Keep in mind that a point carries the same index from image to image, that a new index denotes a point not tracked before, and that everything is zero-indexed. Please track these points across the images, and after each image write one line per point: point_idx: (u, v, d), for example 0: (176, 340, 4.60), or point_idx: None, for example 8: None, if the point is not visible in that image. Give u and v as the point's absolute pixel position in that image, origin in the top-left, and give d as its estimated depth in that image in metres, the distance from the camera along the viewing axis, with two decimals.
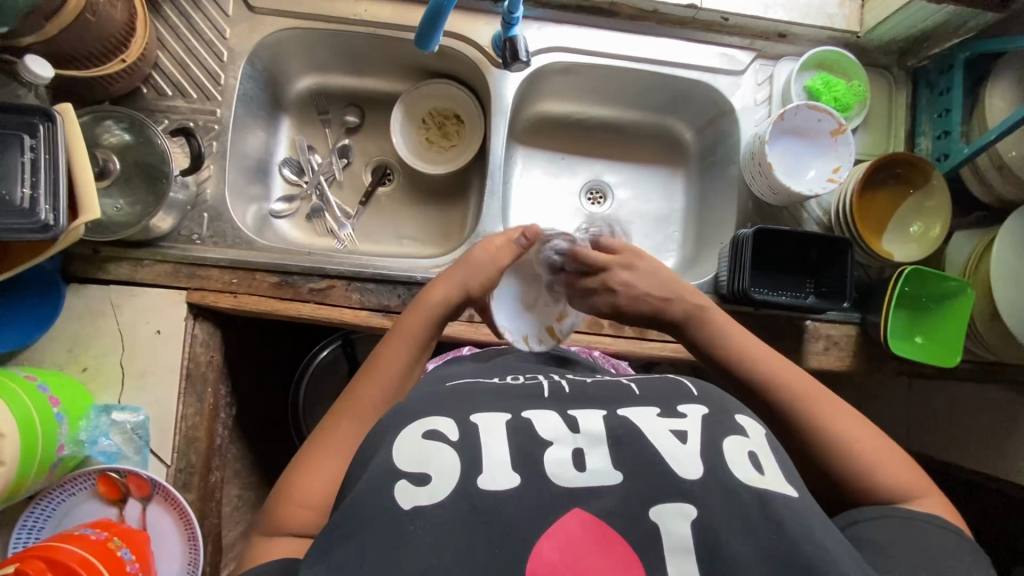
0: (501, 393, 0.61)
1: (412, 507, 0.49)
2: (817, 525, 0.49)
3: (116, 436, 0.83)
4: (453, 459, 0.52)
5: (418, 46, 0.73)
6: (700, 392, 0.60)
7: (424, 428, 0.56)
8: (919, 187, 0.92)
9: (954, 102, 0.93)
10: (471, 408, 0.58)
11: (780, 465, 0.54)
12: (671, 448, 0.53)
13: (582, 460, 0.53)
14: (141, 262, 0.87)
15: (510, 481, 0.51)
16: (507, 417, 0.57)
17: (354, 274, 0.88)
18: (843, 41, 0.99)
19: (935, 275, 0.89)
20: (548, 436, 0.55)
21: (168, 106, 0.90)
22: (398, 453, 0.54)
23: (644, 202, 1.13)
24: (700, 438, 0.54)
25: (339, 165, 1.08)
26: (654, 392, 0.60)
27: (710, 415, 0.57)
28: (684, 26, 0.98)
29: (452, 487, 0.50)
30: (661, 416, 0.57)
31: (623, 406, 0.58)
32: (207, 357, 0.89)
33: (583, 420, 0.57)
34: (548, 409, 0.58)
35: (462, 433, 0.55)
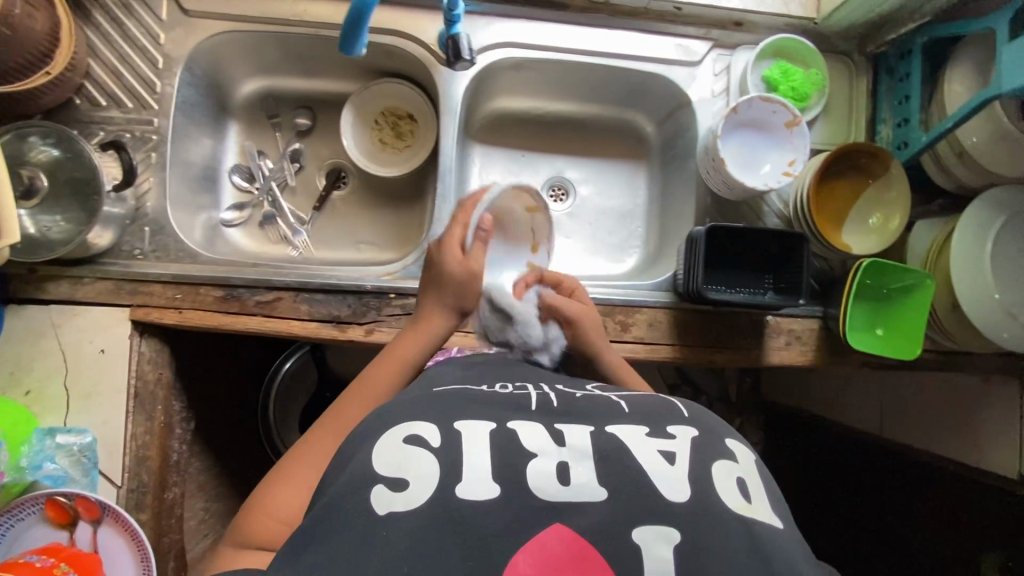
0: (487, 400, 0.59)
1: (386, 512, 0.48)
2: (798, 555, 0.50)
3: (62, 459, 0.81)
4: (433, 467, 0.51)
5: (343, 51, 0.71)
6: (691, 414, 0.59)
7: (405, 431, 0.53)
8: (878, 177, 0.90)
9: (913, 88, 0.90)
10: (455, 414, 0.56)
11: (767, 496, 0.54)
12: (658, 468, 0.52)
13: (566, 474, 0.51)
14: (80, 279, 0.85)
15: (488, 491, 0.49)
16: (493, 425, 0.55)
17: (301, 285, 0.86)
18: (801, 28, 0.97)
19: (891, 266, 0.87)
20: (533, 448, 0.53)
21: (102, 117, 0.87)
22: (377, 455, 0.52)
23: (605, 198, 1.11)
24: (687, 460, 0.53)
25: (291, 170, 1.05)
26: (645, 411, 0.59)
27: (700, 438, 0.55)
28: (637, 17, 0.95)
29: (430, 493, 0.49)
30: (649, 435, 0.55)
31: (611, 424, 0.57)
32: (155, 374, 0.87)
33: (569, 433, 0.55)
34: (535, 422, 0.56)
35: (445, 440, 0.53)
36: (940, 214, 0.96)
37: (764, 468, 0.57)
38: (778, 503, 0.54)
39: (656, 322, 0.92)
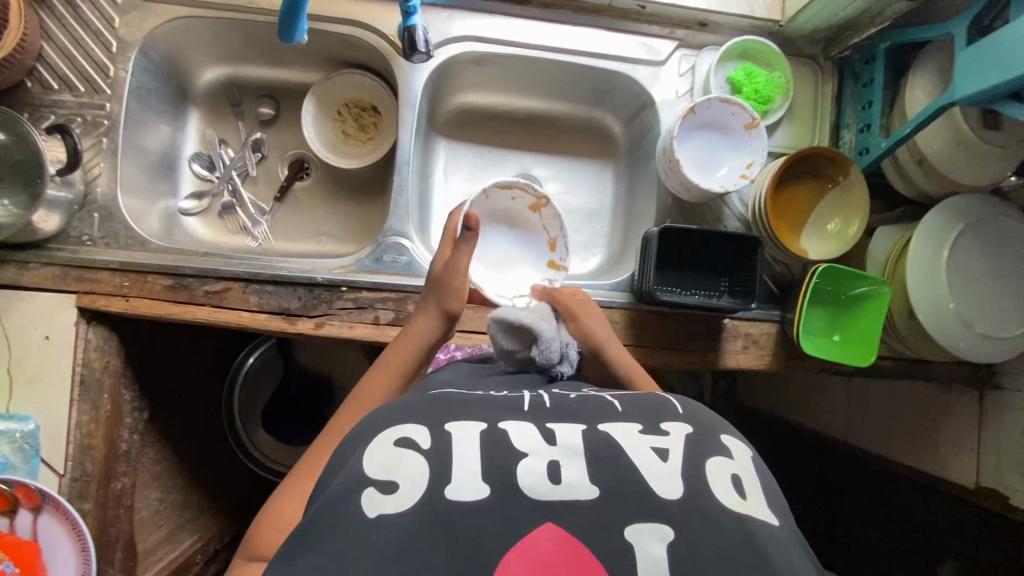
0: (482, 401, 0.58)
1: (377, 516, 0.46)
2: (797, 556, 0.48)
3: (3, 446, 0.81)
4: (425, 467, 0.49)
5: (284, 39, 0.74)
6: (685, 410, 0.58)
7: (395, 434, 0.52)
8: (838, 182, 0.90)
9: (876, 94, 0.90)
10: (446, 414, 0.54)
11: (762, 491, 0.52)
12: (652, 464, 0.50)
13: (557, 472, 0.49)
14: (26, 264, 0.83)
15: (477, 492, 0.47)
16: (484, 426, 0.53)
17: (251, 276, 0.85)
18: (766, 30, 0.96)
19: (844, 271, 0.87)
20: (524, 447, 0.51)
21: (53, 101, 0.85)
22: (369, 456, 0.50)
23: (572, 197, 1.10)
24: (682, 457, 0.51)
25: (252, 159, 1.05)
26: (639, 409, 0.58)
27: (694, 435, 0.54)
28: (601, 15, 0.94)
29: (420, 495, 0.47)
30: (643, 432, 0.54)
31: (604, 423, 0.55)
32: (102, 361, 0.86)
33: (561, 432, 0.53)
34: (525, 421, 0.55)
35: (436, 442, 0.51)
36: (903, 220, 0.95)
37: (760, 462, 0.56)
38: (778, 503, 0.53)
39: (612, 322, 0.91)
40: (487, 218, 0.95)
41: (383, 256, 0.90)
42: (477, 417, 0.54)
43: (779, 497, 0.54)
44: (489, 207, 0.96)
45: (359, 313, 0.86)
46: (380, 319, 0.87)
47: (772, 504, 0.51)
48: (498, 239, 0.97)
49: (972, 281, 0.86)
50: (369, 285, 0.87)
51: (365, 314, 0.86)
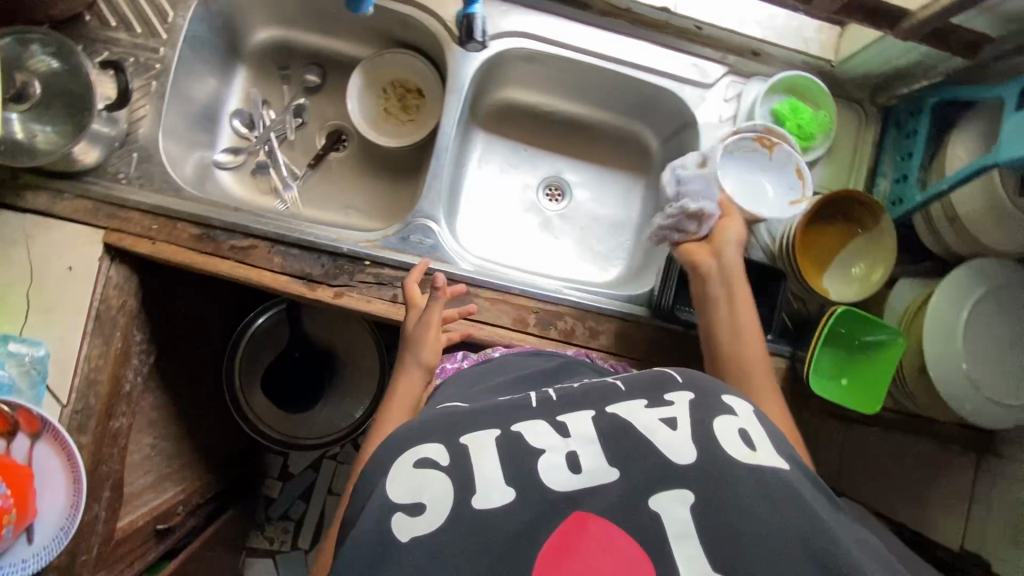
0: (489, 406, 0.61)
1: (410, 539, 0.49)
2: (805, 491, 0.52)
3: (11, 368, 0.81)
4: (446, 484, 0.52)
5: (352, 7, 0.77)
6: (685, 377, 0.62)
7: (414, 455, 0.56)
8: (868, 229, 0.90)
9: (917, 146, 0.90)
10: (460, 429, 0.58)
11: (769, 439, 0.56)
12: (661, 433, 0.55)
13: (577, 463, 0.54)
14: (60, 193, 0.84)
15: (503, 497, 0.51)
16: (497, 432, 0.57)
17: (279, 237, 0.86)
18: (817, 68, 0.97)
19: (862, 317, 0.88)
20: (539, 445, 0.55)
21: (109, 38, 0.86)
22: (392, 485, 0.54)
23: (600, 207, 1.12)
24: (688, 423, 0.56)
25: (292, 124, 1.05)
26: (640, 386, 0.62)
27: (697, 400, 0.59)
28: (657, 30, 0.95)
29: (447, 514, 0.51)
30: (648, 406, 0.59)
31: (610, 406, 0.59)
32: (119, 300, 0.87)
33: (573, 423, 0.58)
34: (535, 417, 0.59)
35: (453, 457, 0.55)
36: (925, 275, 0.96)
37: (762, 413, 0.60)
38: (787, 452, 0.56)
39: (624, 333, 0.92)
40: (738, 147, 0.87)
41: (410, 236, 0.90)
42: (483, 424, 0.58)
43: (784, 439, 0.58)
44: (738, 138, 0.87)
45: (379, 289, 0.87)
46: (398, 297, 0.87)
47: (779, 449, 0.55)
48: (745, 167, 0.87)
49: (993, 343, 0.87)
50: (391, 263, 0.88)
51: (383, 290, 0.87)
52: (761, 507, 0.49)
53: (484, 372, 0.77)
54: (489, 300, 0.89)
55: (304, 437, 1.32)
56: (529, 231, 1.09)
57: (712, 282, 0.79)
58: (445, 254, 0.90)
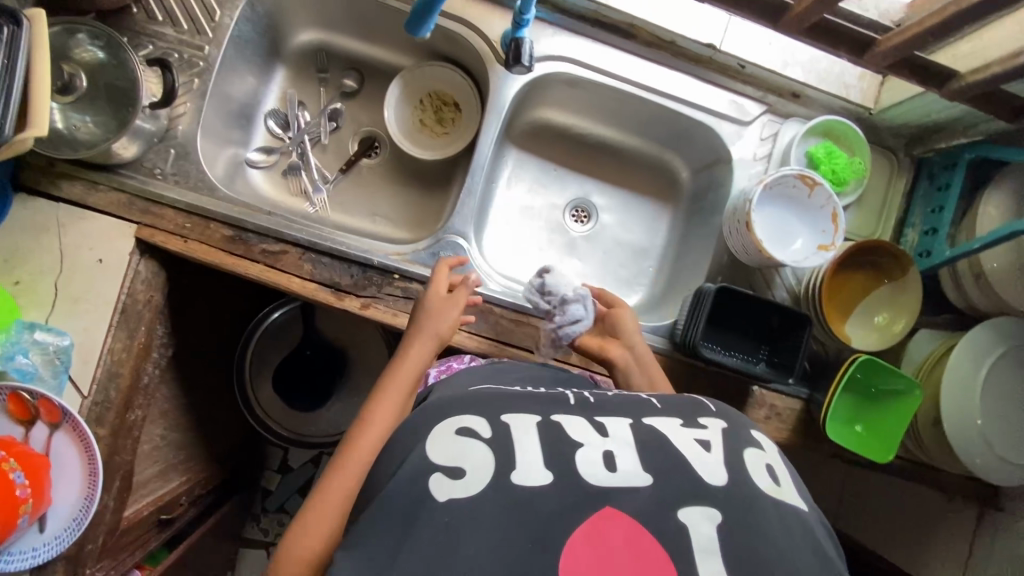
0: (527, 399, 0.62)
1: (447, 499, 0.51)
2: (818, 531, 0.55)
3: (35, 356, 0.81)
4: (488, 454, 0.54)
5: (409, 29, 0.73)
6: (719, 408, 0.64)
7: (454, 424, 0.57)
8: (894, 279, 0.91)
9: (949, 200, 0.91)
10: (501, 409, 0.59)
11: (792, 482, 0.58)
12: (697, 452, 0.55)
13: (612, 462, 0.54)
14: (95, 185, 0.84)
15: (541, 479, 0.52)
16: (538, 418, 0.58)
17: (310, 244, 0.87)
18: (855, 115, 0.97)
19: (883, 367, 0.88)
20: (577, 437, 0.56)
21: (155, 32, 0.86)
22: (432, 447, 0.54)
23: (624, 231, 1.12)
24: (721, 449, 0.57)
25: (327, 128, 1.05)
26: (674, 406, 0.63)
27: (729, 428, 0.60)
28: (700, 64, 0.95)
29: (486, 483, 0.52)
30: (684, 426, 0.60)
31: (648, 416, 0.60)
32: (146, 295, 0.87)
33: (611, 426, 0.58)
34: (574, 415, 0.60)
35: (495, 431, 0.56)
36: (945, 328, 0.97)
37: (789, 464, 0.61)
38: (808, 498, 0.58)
39: None
40: (773, 193, 0.86)
41: (440, 252, 0.91)
42: None
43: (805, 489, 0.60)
44: (775, 185, 0.85)
45: (405, 302, 0.87)
46: None
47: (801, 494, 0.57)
48: (780, 213, 0.87)
49: (1008, 401, 0.88)
50: (419, 277, 0.88)
51: (410, 304, 0.87)
52: (782, 537, 0.51)
53: (506, 368, 0.78)
54: (513, 321, 0.90)
55: (311, 434, 1.33)
56: (553, 252, 1.10)
57: (633, 372, 0.81)
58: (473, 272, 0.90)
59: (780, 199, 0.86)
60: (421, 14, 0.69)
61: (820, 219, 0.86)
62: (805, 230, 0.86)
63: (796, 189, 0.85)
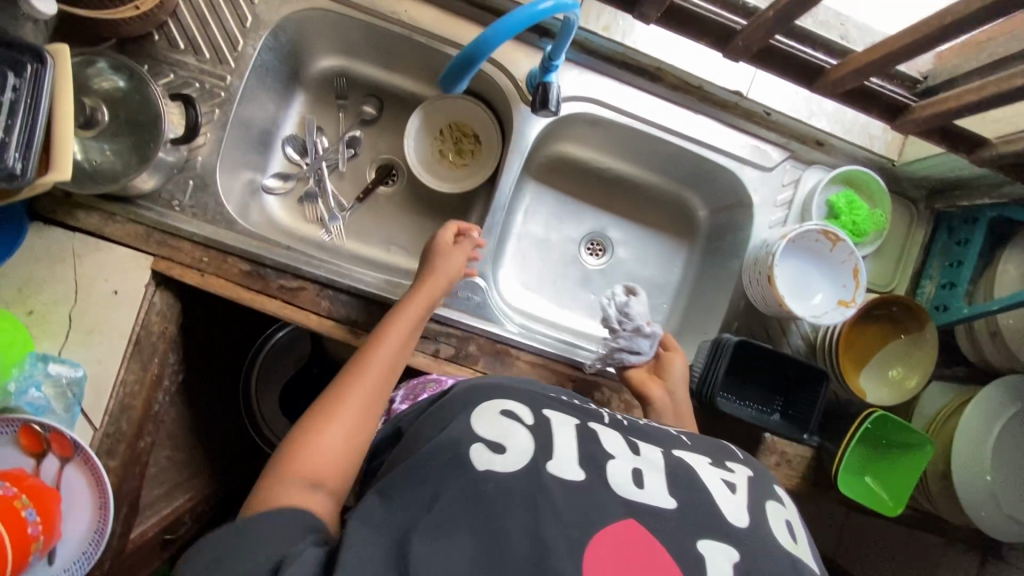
0: (567, 406, 0.68)
1: (486, 469, 0.54)
2: None
3: (47, 389, 0.80)
4: (528, 440, 0.58)
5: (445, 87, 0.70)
6: (745, 457, 0.68)
7: (500, 406, 0.62)
8: (911, 333, 0.91)
9: (969, 256, 0.91)
10: (543, 406, 0.65)
11: (809, 544, 0.59)
12: (722, 491, 0.58)
13: (640, 478, 0.57)
14: (113, 215, 0.84)
15: (575, 474, 0.55)
16: (576, 422, 0.63)
17: (329, 281, 0.86)
18: (877, 165, 0.97)
19: (897, 424, 0.88)
20: (610, 450, 0.60)
21: (176, 60, 0.84)
22: (476, 421, 0.60)
23: (640, 267, 1.11)
24: (746, 490, 0.60)
25: (345, 155, 1.04)
26: (704, 447, 0.67)
27: (755, 476, 0.64)
28: (725, 109, 0.94)
29: (523, 464, 0.55)
30: (712, 464, 0.63)
31: (678, 448, 0.65)
32: (160, 326, 0.87)
33: (643, 446, 0.62)
34: (611, 430, 0.65)
35: (536, 423, 0.61)
36: (958, 381, 0.97)
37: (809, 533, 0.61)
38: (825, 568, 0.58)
39: None
40: (796, 246, 0.86)
41: (457, 292, 0.90)
42: None
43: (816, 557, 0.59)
44: (797, 238, 0.85)
45: (422, 342, 0.87)
46: (440, 352, 0.87)
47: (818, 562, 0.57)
48: (803, 265, 0.87)
49: (1019, 459, 0.88)
50: (437, 317, 0.88)
51: (427, 344, 0.87)
52: None
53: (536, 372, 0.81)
54: (530, 363, 0.89)
55: None
56: (568, 286, 1.09)
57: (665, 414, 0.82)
58: (493, 312, 0.90)
59: (803, 251, 0.86)
60: (455, 72, 0.68)
61: (842, 272, 0.85)
62: (826, 283, 0.86)
63: (819, 242, 0.85)
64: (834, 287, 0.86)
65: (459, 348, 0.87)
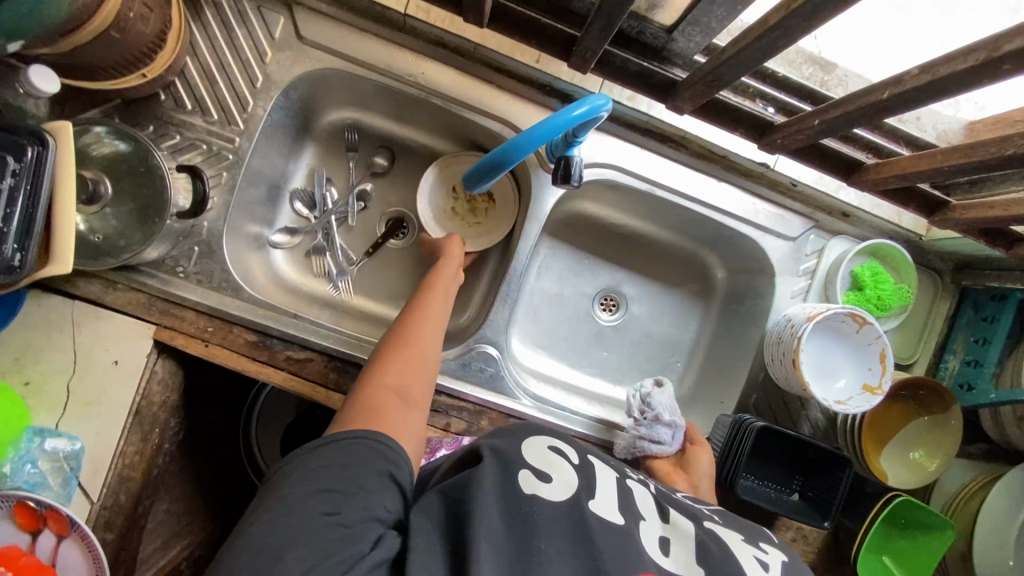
0: (606, 458, 0.71)
1: (531, 492, 0.57)
2: None
3: (43, 464, 0.76)
4: (573, 475, 0.61)
5: (468, 181, 0.72)
6: (780, 541, 0.66)
7: (547, 441, 0.66)
8: (934, 414, 0.89)
9: (996, 336, 0.88)
10: (587, 451, 0.68)
11: None
12: (755, 567, 0.58)
13: (667, 547, 0.58)
14: (114, 283, 0.81)
15: (614, 517, 0.58)
16: (615, 474, 0.67)
17: (338, 353, 0.83)
18: (904, 237, 0.95)
19: (916, 506, 0.86)
20: (642, 511, 0.62)
21: (183, 121, 0.81)
22: (527, 447, 0.64)
23: (654, 324, 1.08)
24: (780, 570, 0.59)
25: (355, 208, 1.00)
26: (736, 525, 0.67)
27: (791, 562, 0.61)
28: (748, 176, 0.92)
29: (567, 495, 0.58)
30: (746, 542, 0.62)
31: (709, 521, 0.65)
32: (161, 396, 0.84)
33: (674, 513, 0.64)
34: (646, 489, 0.67)
35: (580, 462, 0.64)
36: (977, 457, 0.95)
37: None
38: None
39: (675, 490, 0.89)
40: (821, 326, 0.84)
41: (470, 363, 0.87)
42: None
43: None
44: (823, 320, 0.83)
45: (432, 416, 0.84)
46: (451, 427, 0.84)
47: None
48: (827, 347, 0.85)
49: None
50: (447, 392, 0.85)
51: (438, 418, 0.84)
52: None
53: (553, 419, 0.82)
54: None
55: None
56: (581, 344, 1.06)
57: None
58: (505, 385, 0.87)
59: (827, 332, 0.84)
60: (483, 172, 0.69)
61: (867, 357, 0.83)
62: (850, 365, 0.84)
63: (844, 324, 0.83)
64: (859, 370, 0.84)
65: (468, 422, 0.85)
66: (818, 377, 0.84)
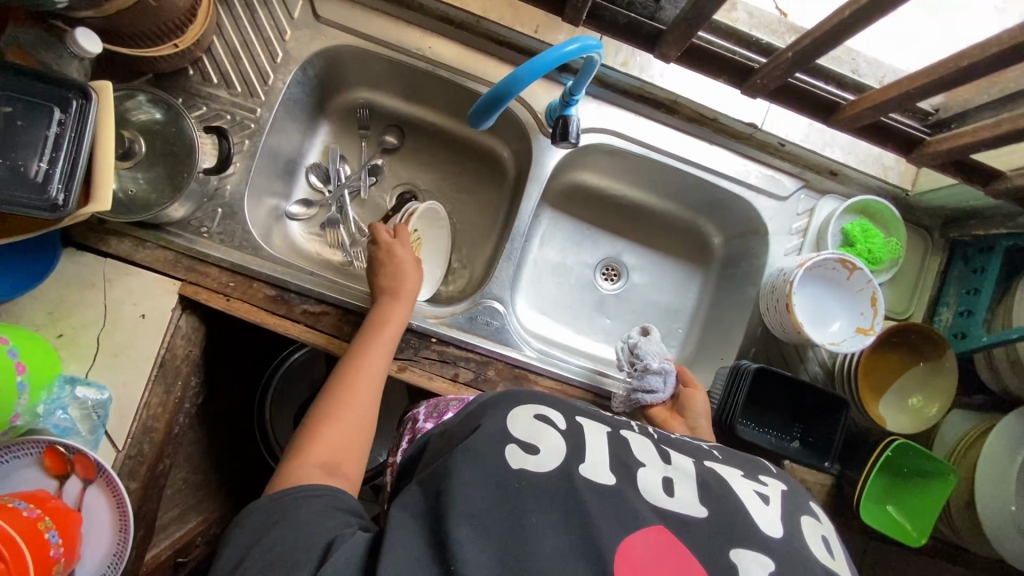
0: (597, 415, 0.73)
1: (520, 467, 0.57)
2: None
3: (73, 411, 0.80)
4: (561, 443, 0.62)
5: (472, 122, 0.77)
6: (778, 471, 0.69)
7: (531, 412, 0.66)
8: (929, 360, 0.91)
9: (986, 283, 0.90)
10: (574, 411, 0.70)
11: (846, 556, 0.60)
12: (756, 503, 0.60)
13: (671, 487, 0.60)
14: (144, 242, 0.87)
15: (608, 478, 0.59)
16: (608, 429, 0.68)
17: (351, 307, 0.88)
18: (892, 194, 1.00)
19: (914, 451, 0.87)
20: (641, 459, 0.64)
21: (209, 94, 0.88)
22: (511, 423, 0.64)
23: (655, 291, 1.12)
24: (779, 502, 0.61)
25: (367, 182, 1.06)
26: (736, 461, 0.70)
27: (789, 491, 0.65)
28: (738, 139, 0.97)
29: (559, 463, 0.59)
30: (745, 477, 0.65)
31: (710, 461, 0.68)
32: (183, 349, 0.88)
33: (675, 456, 0.67)
34: (644, 439, 0.69)
35: (569, 426, 0.65)
36: (976, 409, 0.97)
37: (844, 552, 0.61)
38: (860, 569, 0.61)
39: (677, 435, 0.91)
40: (812, 271, 0.87)
41: (476, 316, 0.91)
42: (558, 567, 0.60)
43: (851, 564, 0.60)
44: (813, 266, 0.86)
45: (441, 366, 0.87)
46: (460, 377, 0.87)
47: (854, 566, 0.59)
48: (820, 294, 0.88)
49: None
50: (455, 342, 0.89)
51: (447, 368, 0.87)
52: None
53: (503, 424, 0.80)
54: (547, 386, 0.90)
55: None
56: (584, 311, 1.10)
57: None
58: (509, 336, 0.91)
59: (818, 278, 0.88)
60: (484, 109, 0.74)
61: (859, 302, 0.86)
62: (842, 310, 0.87)
63: (834, 269, 0.86)
64: (850, 314, 0.87)
65: (475, 371, 0.88)
66: (811, 322, 0.87)
